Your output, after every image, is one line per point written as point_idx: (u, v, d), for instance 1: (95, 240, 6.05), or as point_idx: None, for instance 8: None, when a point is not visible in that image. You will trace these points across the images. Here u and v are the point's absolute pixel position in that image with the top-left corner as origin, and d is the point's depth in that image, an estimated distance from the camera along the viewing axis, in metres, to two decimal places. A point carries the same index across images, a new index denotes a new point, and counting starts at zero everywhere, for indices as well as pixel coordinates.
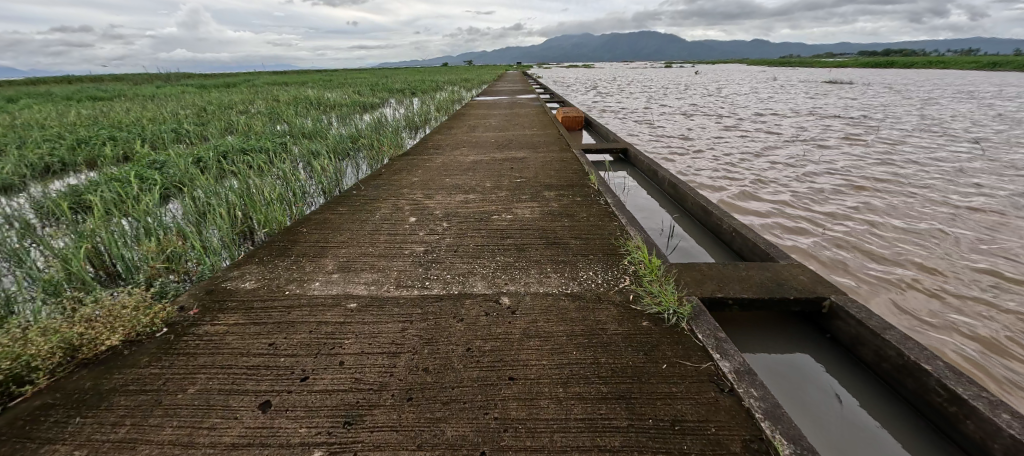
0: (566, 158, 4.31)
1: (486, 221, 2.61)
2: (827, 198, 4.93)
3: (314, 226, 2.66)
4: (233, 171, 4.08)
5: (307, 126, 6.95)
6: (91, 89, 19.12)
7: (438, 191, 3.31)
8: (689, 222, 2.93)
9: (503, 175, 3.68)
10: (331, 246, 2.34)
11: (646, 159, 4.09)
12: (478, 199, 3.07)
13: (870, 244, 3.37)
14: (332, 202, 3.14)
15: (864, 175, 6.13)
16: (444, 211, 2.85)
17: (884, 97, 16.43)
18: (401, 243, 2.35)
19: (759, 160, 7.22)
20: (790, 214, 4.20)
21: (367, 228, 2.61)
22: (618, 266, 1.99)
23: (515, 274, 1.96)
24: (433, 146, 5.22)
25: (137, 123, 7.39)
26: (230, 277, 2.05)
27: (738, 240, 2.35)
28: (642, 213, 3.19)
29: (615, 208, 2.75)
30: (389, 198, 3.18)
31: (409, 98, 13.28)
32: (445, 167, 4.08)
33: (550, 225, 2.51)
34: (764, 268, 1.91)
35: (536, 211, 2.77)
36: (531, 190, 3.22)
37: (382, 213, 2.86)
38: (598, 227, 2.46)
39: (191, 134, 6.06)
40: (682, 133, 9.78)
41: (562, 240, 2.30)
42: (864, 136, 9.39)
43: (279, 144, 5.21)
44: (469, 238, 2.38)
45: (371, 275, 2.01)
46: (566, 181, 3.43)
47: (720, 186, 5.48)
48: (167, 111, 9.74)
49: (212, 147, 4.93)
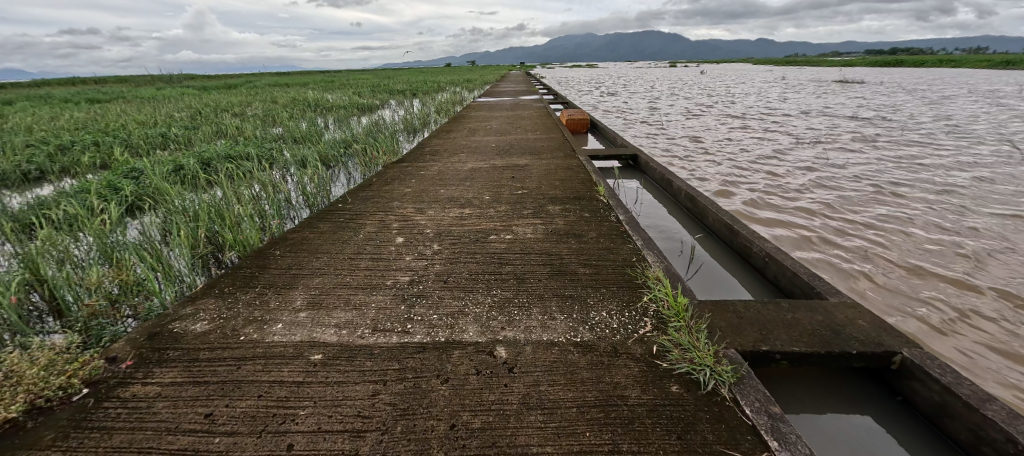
0: (572, 166, 4.00)
1: (482, 243, 2.31)
2: (853, 200, 4.55)
3: (289, 248, 2.36)
4: (212, 181, 3.80)
5: (301, 129, 6.68)
6: (92, 92, 19.07)
7: (432, 204, 3.01)
8: (711, 242, 2.61)
9: (503, 186, 3.38)
10: (303, 275, 2.04)
11: (659, 166, 3.78)
12: (474, 214, 2.78)
13: (910, 254, 3.01)
14: (314, 218, 2.84)
15: (889, 176, 5.74)
16: (436, 229, 2.55)
17: (897, 96, 15.98)
18: (384, 270, 2.04)
19: (774, 161, 6.85)
20: (815, 220, 3.86)
21: (347, 250, 2.31)
22: (636, 305, 1.67)
23: (515, 315, 1.65)
24: (430, 151, 4.94)
25: (126, 127, 7.13)
26: (179, 316, 1.75)
27: (773, 267, 2.04)
28: (658, 230, 2.86)
29: (629, 226, 2.44)
30: (378, 212, 2.89)
31: (409, 100, 12.99)
32: (442, 177, 3.78)
33: (555, 249, 2.20)
34: (815, 310, 1.58)
35: (540, 230, 2.46)
36: (533, 204, 2.93)
37: (367, 231, 2.57)
38: (610, 251, 2.16)
39: (179, 139, 5.80)
40: (691, 134, 9.43)
41: (569, 269, 1.98)
42: (882, 136, 8.99)
43: (268, 150, 4.92)
44: (463, 264, 2.08)
45: (344, 315, 1.70)
46: (573, 193, 3.12)
47: (736, 188, 5.12)
48: (162, 113, 9.54)
49: (195, 153, 4.67)
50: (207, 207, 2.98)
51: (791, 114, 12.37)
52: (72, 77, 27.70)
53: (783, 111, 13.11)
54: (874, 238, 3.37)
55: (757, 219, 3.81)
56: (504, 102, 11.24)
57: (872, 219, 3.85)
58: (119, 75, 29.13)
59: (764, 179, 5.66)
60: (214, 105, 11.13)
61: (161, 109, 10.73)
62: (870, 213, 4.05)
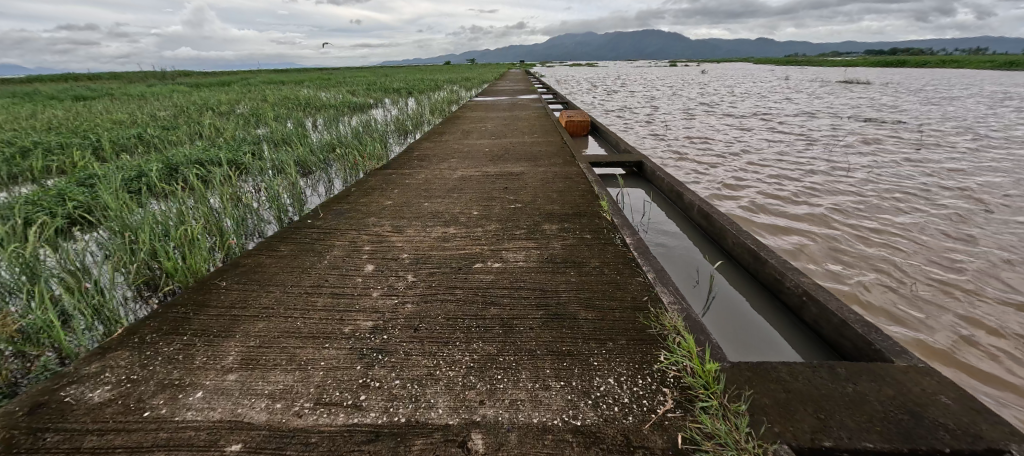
0: (570, 175, 3.64)
1: (467, 273, 1.96)
2: (875, 207, 4.18)
3: (237, 278, 2.01)
4: (173, 190, 3.43)
5: (286, 130, 6.32)
6: (80, 87, 18.62)
7: (413, 222, 2.66)
8: (732, 270, 2.26)
9: (495, 199, 3.04)
10: (244, 318, 1.69)
11: (667, 176, 3.42)
12: (460, 234, 2.43)
13: (953, 273, 2.65)
14: (276, 237, 2.48)
15: (909, 179, 5.38)
16: (413, 254, 2.19)
17: (900, 97, 15.73)
18: (344, 312, 1.69)
19: (785, 162, 6.49)
20: (836, 230, 3.50)
21: (306, 281, 1.95)
22: (653, 369, 1.32)
23: (498, 382, 1.30)
24: (418, 156, 4.61)
25: (100, 126, 6.74)
26: (80, 377, 1.40)
27: (813, 309, 1.70)
28: (670, 252, 2.51)
29: (638, 252, 2.09)
30: (350, 231, 2.54)
31: (404, 99, 12.61)
32: (427, 187, 3.42)
33: (551, 283, 1.85)
34: (882, 381, 1.25)
35: (532, 258, 2.10)
36: (527, 222, 2.57)
37: (334, 255, 2.22)
38: (616, 287, 1.81)
39: (153, 141, 5.44)
40: (695, 133, 9.08)
41: (568, 312, 1.63)
42: (894, 136, 8.62)
43: (243, 155, 4.55)
44: (439, 304, 1.72)
45: (283, 379, 1.34)
46: (573, 208, 2.77)
47: (748, 192, 4.77)
48: (144, 112, 9.15)
49: (163, 158, 4.30)
50: (157, 224, 2.61)
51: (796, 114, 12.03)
52: (64, 74, 27.23)
53: (786, 110, 12.81)
54: (906, 251, 3.01)
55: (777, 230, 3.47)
56: (502, 102, 10.91)
57: (902, 229, 3.49)
58: (113, 72, 28.67)
59: (777, 181, 5.28)
60: (201, 104, 10.75)
61: (145, 107, 10.32)
62: (897, 222, 3.68)
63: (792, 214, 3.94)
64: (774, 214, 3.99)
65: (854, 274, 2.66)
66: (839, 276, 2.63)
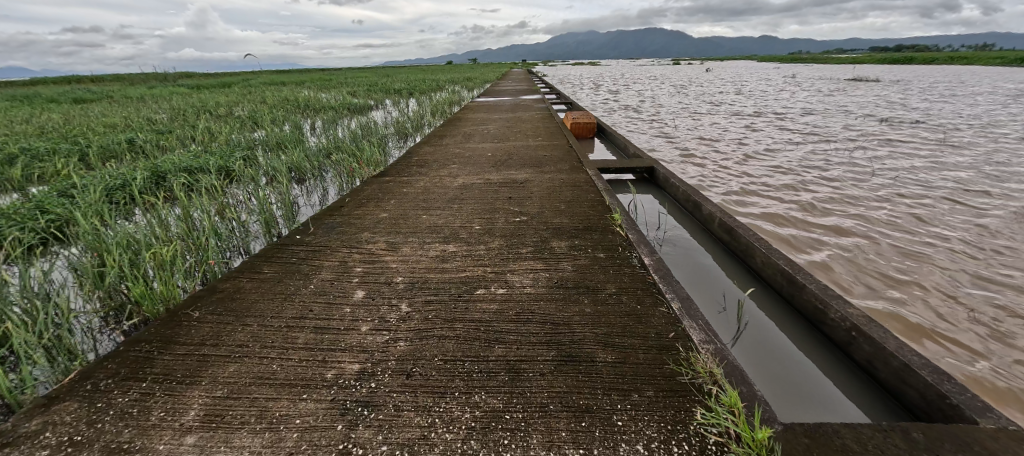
0: (578, 182, 3.42)
1: (467, 303, 1.74)
2: (903, 212, 3.92)
3: (212, 308, 1.80)
4: (159, 202, 3.24)
5: (282, 133, 6.14)
6: (82, 89, 18.60)
7: (410, 238, 2.45)
8: (762, 294, 2.03)
9: (498, 210, 2.83)
10: (214, 359, 1.48)
11: (682, 184, 3.19)
12: (461, 253, 2.22)
13: (1003, 292, 2.41)
14: (260, 257, 2.27)
15: (934, 180, 5.11)
16: (408, 278, 1.98)
17: (912, 94, 15.36)
18: (327, 352, 1.48)
19: (799, 162, 6.23)
20: (866, 240, 3.25)
21: (287, 311, 1.74)
22: (689, 433, 1.11)
23: (504, 449, 1.08)
24: (418, 161, 4.41)
25: (93, 130, 6.58)
26: (14, 439, 1.19)
27: (865, 348, 1.48)
28: (692, 272, 2.29)
29: (659, 277, 1.86)
30: (342, 249, 2.33)
31: (405, 99, 12.41)
32: (426, 197, 3.21)
33: (562, 315, 1.64)
34: (970, 450, 1.02)
35: (541, 283, 1.88)
36: (534, 238, 2.36)
37: (321, 278, 2.01)
38: (636, 319, 1.59)
39: (146, 147, 5.27)
40: (703, 133, 8.81)
41: (583, 353, 1.42)
42: (910, 134, 8.33)
43: (236, 161, 4.36)
44: (435, 343, 1.51)
45: (249, 443, 1.13)
46: (583, 222, 2.56)
47: (765, 194, 4.52)
48: (142, 115, 9.00)
49: (151, 165, 4.12)
50: (133, 240, 2.41)
51: (806, 112, 11.74)
52: (66, 75, 27.18)
53: (796, 109, 12.50)
54: (947, 266, 2.77)
55: (801, 242, 3.24)
56: (505, 102, 10.68)
57: (937, 234, 3.23)
58: (117, 75, 28.80)
59: (795, 182, 5.02)
60: (199, 106, 10.59)
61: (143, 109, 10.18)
62: (931, 232, 3.43)
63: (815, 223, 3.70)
64: (794, 221, 3.75)
65: (891, 295, 2.44)
66: (876, 295, 2.41)
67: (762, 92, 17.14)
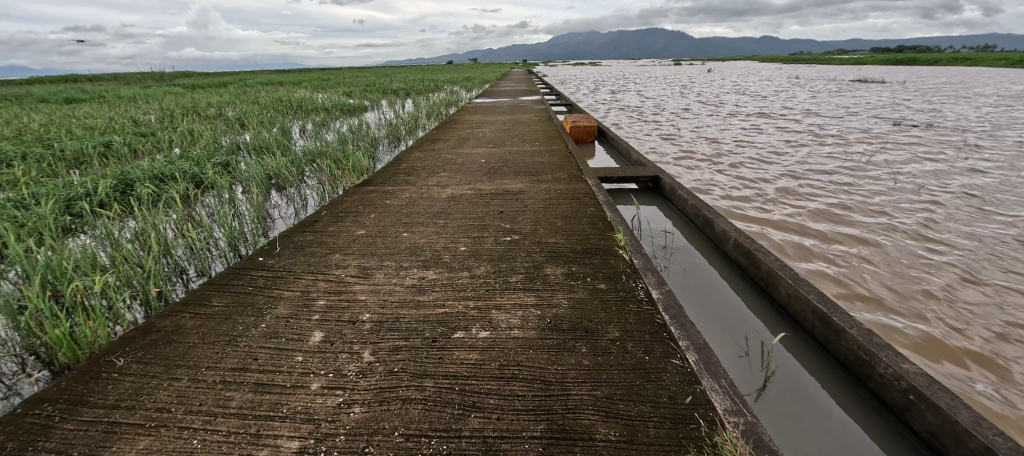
0: (576, 194, 3.14)
1: (443, 353, 1.45)
2: (933, 218, 3.59)
3: (140, 356, 1.52)
4: (118, 215, 2.97)
5: (266, 136, 5.86)
6: (75, 89, 18.37)
7: (385, 260, 2.17)
8: (791, 336, 1.74)
9: (487, 226, 2.56)
10: (123, 431, 1.20)
11: (692, 197, 2.90)
12: (440, 281, 1.94)
13: None
14: (212, 285, 1.99)
15: (957, 185, 4.80)
16: (376, 317, 1.68)
17: (916, 95, 15.14)
18: (262, 421, 1.20)
19: (809, 163, 5.95)
20: (898, 248, 2.93)
21: (227, 361, 1.46)
22: None
23: None
24: (404, 168, 4.16)
25: (72, 134, 6.31)
26: None
27: (929, 417, 1.19)
28: (707, 305, 1.99)
29: (671, 318, 1.57)
30: (306, 275, 2.05)
31: (401, 101, 12.13)
32: (410, 210, 2.92)
33: (554, 370, 1.35)
34: None
35: (531, 323, 1.60)
36: (525, 262, 2.08)
37: (276, 315, 1.72)
38: (644, 376, 1.31)
39: (122, 152, 5.00)
40: (707, 134, 8.52)
41: (580, 428, 1.14)
42: (924, 136, 8.00)
43: (212, 168, 4.09)
44: (397, 409, 1.22)
45: None
46: (582, 243, 2.27)
47: (775, 199, 4.23)
48: (128, 116, 8.72)
49: (118, 173, 3.84)
50: (71, 263, 2.13)
51: (812, 113, 11.43)
52: (61, 75, 26.91)
53: (799, 109, 12.22)
54: (995, 281, 2.44)
55: (823, 251, 2.92)
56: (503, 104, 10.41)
57: (964, 245, 2.96)
58: (114, 74, 28.65)
59: (809, 186, 4.71)
60: (189, 108, 10.32)
61: (132, 111, 9.94)
62: (969, 239, 3.09)
63: (835, 228, 3.38)
64: (812, 225, 3.44)
65: (940, 314, 2.11)
66: (921, 316, 2.08)
67: (765, 92, 16.84)
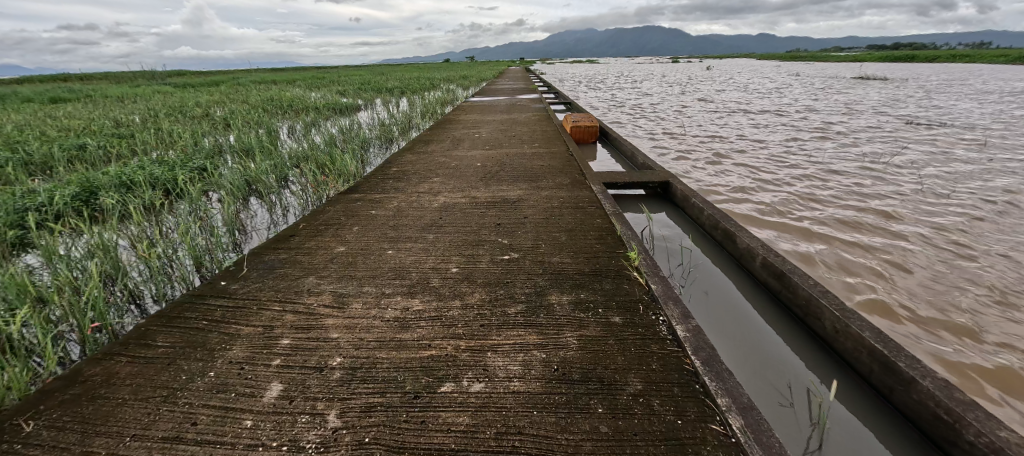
0: (581, 202, 2.86)
1: (426, 415, 1.17)
2: (962, 222, 3.34)
3: (55, 418, 1.24)
4: (71, 229, 2.66)
5: (249, 137, 5.51)
6: (60, 88, 17.79)
7: (365, 285, 1.89)
8: (839, 379, 1.48)
9: (483, 242, 2.28)
10: None
11: (709, 206, 2.63)
12: (426, 313, 1.65)
13: None
14: (161, 319, 1.70)
15: (978, 181, 4.55)
16: (348, 362, 1.40)
17: (918, 92, 14.93)
18: None
19: (820, 160, 5.68)
20: (936, 259, 2.66)
21: (157, 429, 1.17)
22: None
23: None
24: (393, 172, 3.87)
25: (44, 136, 5.94)
26: None
27: None
28: (736, 337, 1.72)
29: (702, 364, 1.30)
30: (271, 305, 1.76)
31: (395, 100, 11.81)
32: (397, 222, 2.64)
33: (564, 441, 1.08)
34: None
35: (534, 371, 1.32)
36: (525, 288, 1.80)
37: (229, 360, 1.43)
38: (679, 452, 1.04)
39: (94, 155, 4.67)
40: (711, 132, 8.24)
41: None
42: (933, 132, 7.77)
43: (185, 174, 3.77)
44: None
45: None
46: (590, 263, 2.00)
47: (790, 200, 3.97)
48: (107, 117, 8.31)
49: (80, 179, 3.52)
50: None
51: (815, 110, 11.17)
52: (51, 73, 26.39)
53: (802, 106, 11.97)
54: None
55: (852, 261, 2.66)
56: (500, 102, 10.10)
57: (1002, 254, 2.72)
58: (103, 73, 28.03)
59: (825, 185, 4.43)
60: (174, 107, 9.90)
61: (114, 111, 9.52)
62: (1004, 247, 2.85)
63: (857, 235, 3.14)
64: (832, 232, 3.20)
65: (1000, 342, 1.86)
66: (983, 345, 1.82)
67: (765, 90, 16.60)
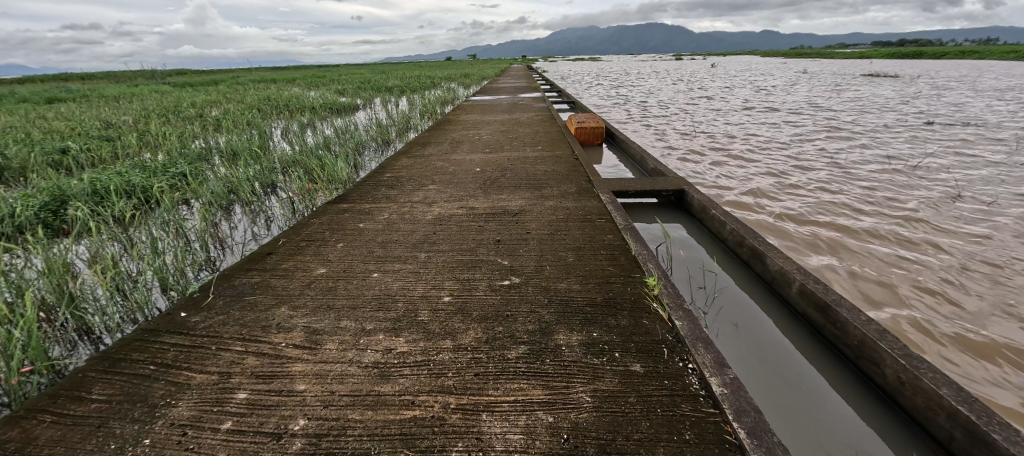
0: (589, 215, 2.60)
1: None
2: (1006, 218, 3.04)
3: None
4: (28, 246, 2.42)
5: (239, 140, 5.26)
6: (56, 89, 17.55)
7: (342, 319, 1.64)
8: (912, 443, 1.22)
9: (480, 263, 2.03)
10: None
11: (732, 221, 2.36)
12: (411, 360, 1.39)
13: None
14: (104, 362, 1.46)
15: (1013, 177, 4.23)
16: (312, 430, 1.15)
17: (930, 89, 14.53)
18: None
19: (839, 156, 5.37)
20: (994, 264, 2.34)
21: None
22: None
23: None
24: (385, 178, 3.63)
25: (28, 140, 5.69)
26: None
27: None
28: (778, 387, 1.46)
29: (748, 434, 1.05)
30: (232, 345, 1.51)
31: (394, 100, 11.54)
32: (386, 237, 2.39)
33: None
34: None
35: (541, 443, 1.07)
36: (528, 325, 1.55)
37: (170, 423, 1.19)
38: None
39: (75, 162, 4.44)
40: (719, 129, 7.93)
41: None
42: (952, 128, 7.44)
43: (164, 182, 3.52)
44: None
45: None
46: (603, 292, 1.73)
47: (814, 197, 3.66)
48: (97, 118, 8.04)
49: (50, 187, 3.27)
50: None
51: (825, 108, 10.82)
52: (52, 74, 26.29)
53: (811, 103, 11.63)
54: None
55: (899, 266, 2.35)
56: (502, 102, 9.81)
57: None
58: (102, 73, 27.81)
59: (849, 183, 4.11)
60: (168, 108, 9.64)
61: (106, 112, 9.25)
62: None
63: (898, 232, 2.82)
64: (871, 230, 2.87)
65: None
66: None
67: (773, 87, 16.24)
